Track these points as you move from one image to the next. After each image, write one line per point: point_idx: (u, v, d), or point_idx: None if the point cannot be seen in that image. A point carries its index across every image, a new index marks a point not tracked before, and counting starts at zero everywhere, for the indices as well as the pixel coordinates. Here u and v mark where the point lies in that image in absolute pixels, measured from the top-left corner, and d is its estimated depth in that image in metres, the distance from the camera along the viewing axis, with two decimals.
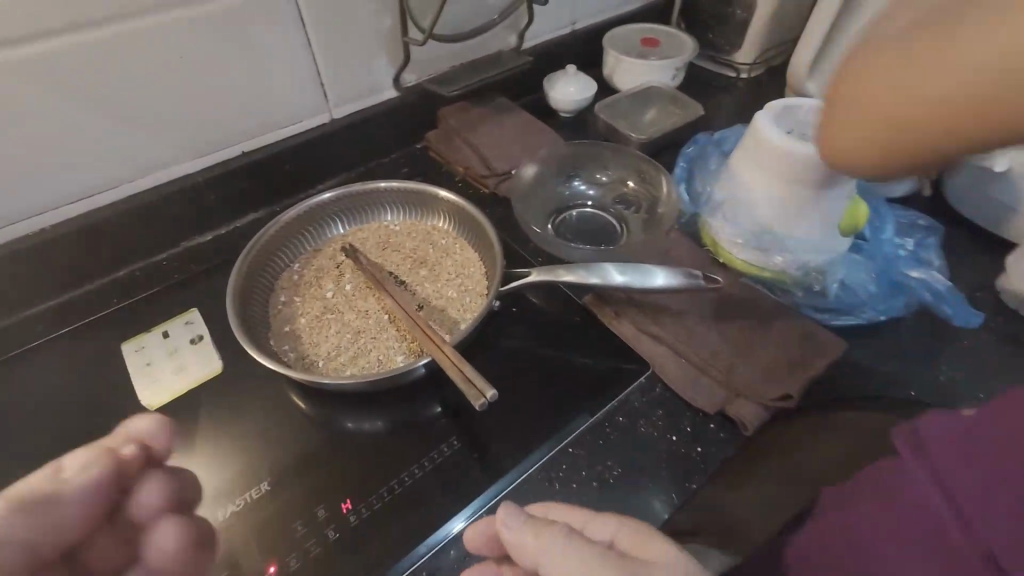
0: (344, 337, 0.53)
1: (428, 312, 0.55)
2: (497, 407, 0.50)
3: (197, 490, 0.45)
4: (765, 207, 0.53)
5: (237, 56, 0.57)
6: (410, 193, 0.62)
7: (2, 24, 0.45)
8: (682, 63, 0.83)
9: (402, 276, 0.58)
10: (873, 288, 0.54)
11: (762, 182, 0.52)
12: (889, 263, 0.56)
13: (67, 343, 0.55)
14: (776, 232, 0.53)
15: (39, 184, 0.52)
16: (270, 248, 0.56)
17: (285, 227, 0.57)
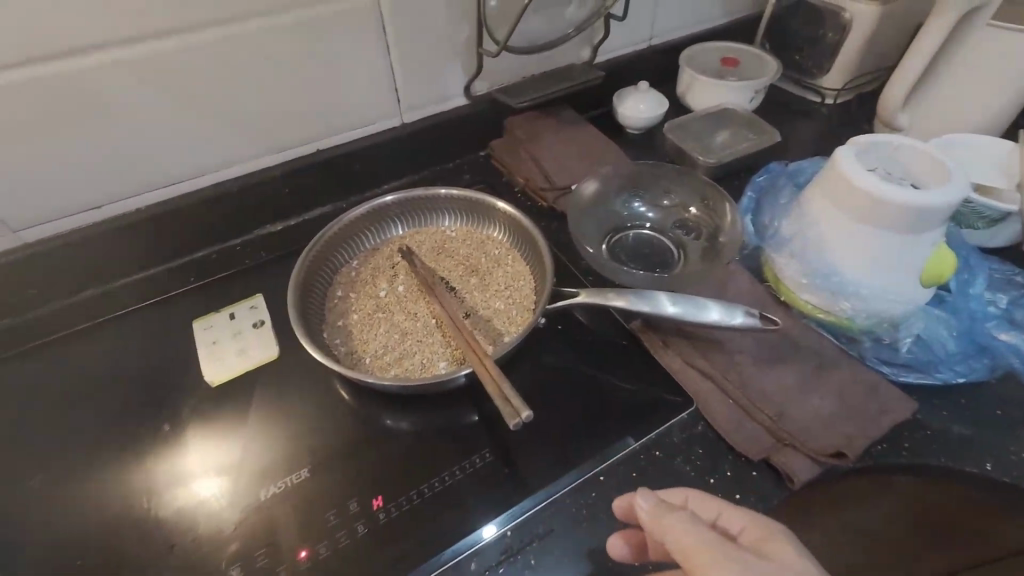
0: (391, 336, 0.54)
1: (473, 321, 0.55)
2: (532, 425, 0.50)
3: (243, 467, 0.47)
4: (837, 248, 0.49)
5: (320, 61, 0.61)
6: (468, 202, 0.63)
7: (125, 25, 0.50)
8: (762, 86, 0.79)
9: (452, 283, 0.59)
10: (953, 346, 0.49)
11: (837, 222, 0.49)
12: (975, 319, 0.51)
13: (149, 312, 0.61)
14: (847, 276, 0.50)
15: (139, 166, 0.58)
16: (332, 245, 0.59)
17: (347, 226, 0.60)
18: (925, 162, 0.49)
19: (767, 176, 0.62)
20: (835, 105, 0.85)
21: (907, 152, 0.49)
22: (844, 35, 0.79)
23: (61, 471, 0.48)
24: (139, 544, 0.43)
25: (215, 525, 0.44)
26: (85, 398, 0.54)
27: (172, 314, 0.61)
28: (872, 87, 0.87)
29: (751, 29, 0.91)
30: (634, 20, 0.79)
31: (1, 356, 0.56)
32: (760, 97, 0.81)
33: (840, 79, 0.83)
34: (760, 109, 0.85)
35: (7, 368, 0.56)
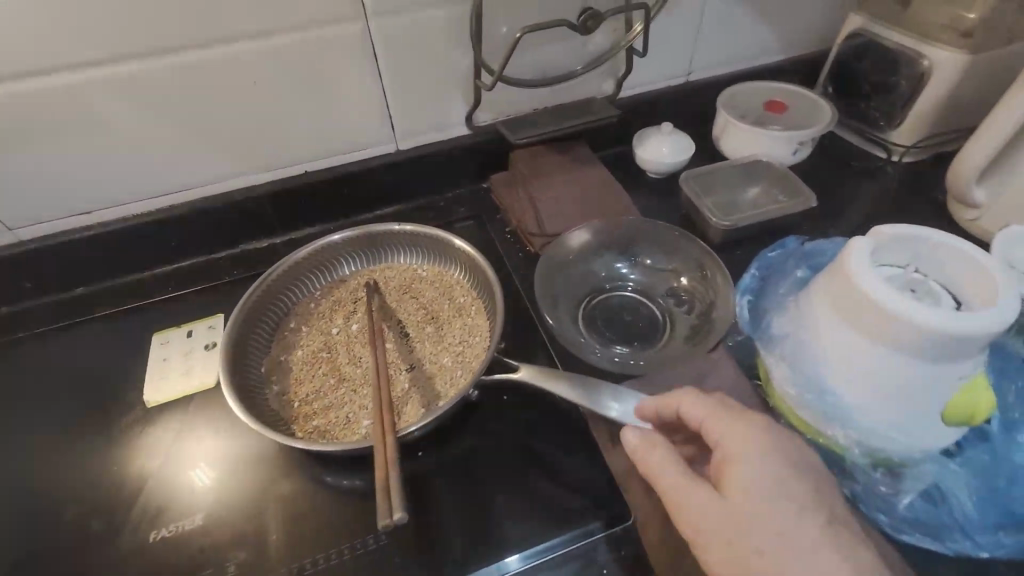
0: (328, 381, 0.52)
1: (415, 377, 0.51)
2: (444, 509, 0.45)
3: (149, 502, 0.47)
4: (835, 363, 0.40)
5: (310, 86, 0.59)
6: (442, 242, 0.59)
7: (102, 45, 0.49)
8: (810, 137, 0.69)
9: (407, 329, 0.56)
10: (974, 510, 0.38)
11: (840, 333, 0.40)
12: (1014, 479, 0.39)
13: (120, 318, 0.61)
14: (844, 398, 0.40)
15: (122, 181, 0.58)
16: (293, 275, 0.57)
17: (312, 257, 0.58)
18: (969, 269, 0.38)
19: (780, 252, 0.53)
20: (903, 163, 0.73)
21: (948, 253, 0.39)
22: (921, 85, 0.66)
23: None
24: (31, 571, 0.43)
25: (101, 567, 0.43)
26: (38, 399, 0.55)
27: (139, 323, 0.61)
28: (954, 146, 0.73)
29: (813, 67, 0.80)
30: (669, 52, 0.71)
31: None
32: (808, 149, 0.71)
33: (911, 135, 0.70)
34: (808, 161, 0.74)
35: None
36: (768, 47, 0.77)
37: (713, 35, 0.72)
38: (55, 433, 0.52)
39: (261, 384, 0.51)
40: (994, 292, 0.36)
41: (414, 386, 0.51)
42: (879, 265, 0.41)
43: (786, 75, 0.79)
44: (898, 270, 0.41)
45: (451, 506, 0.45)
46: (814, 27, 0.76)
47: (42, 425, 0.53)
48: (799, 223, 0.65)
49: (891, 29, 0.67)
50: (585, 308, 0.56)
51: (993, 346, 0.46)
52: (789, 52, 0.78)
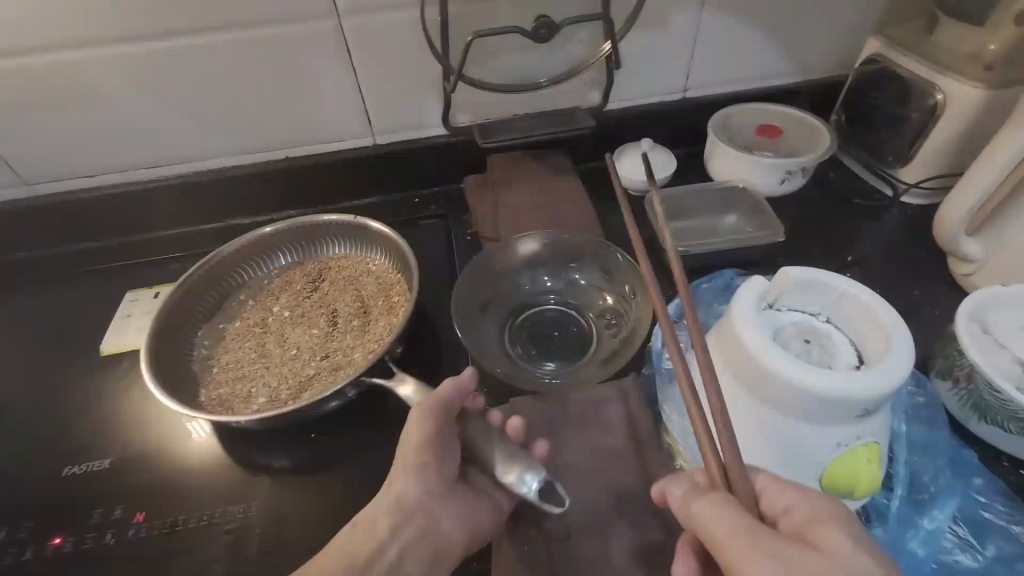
0: (249, 355, 0.55)
1: (328, 364, 0.53)
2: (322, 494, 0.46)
3: (75, 441, 0.52)
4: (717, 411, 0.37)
5: (287, 76, 0.62)
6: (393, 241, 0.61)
7: (104, 28, 0.56)
8: (799, 165, 0.64)
9: (339, 317, 0.57)
10: None
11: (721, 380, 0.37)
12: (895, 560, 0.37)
13: (108, 276, 0.68)
14: None
15: (120, 152, 0.65)
16: (247, 253, 0.61)
17: (267, 238, 0.61)
18: (870, 325, 0.35)
19: (710, 283, 0.49)
20: (911, 205, 0.66)
21: (855, 305, 0.36)
22: (932, 119, 0.59)
23: None
24: None
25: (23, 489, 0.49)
26: (25, 338, 0.62)
27: (122, 282, 0.67)
28: None
29: (829, 92, 0.73)
30: (659, 67, 0.68)
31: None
32: (799, 179, 0.65)
33: (921, 173, 0.63)
34: (803, 192, 0.69)
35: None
36: (776, 68, 0.71)
37: (710, 52, 0.68)
38: (30, 368, 0.59)
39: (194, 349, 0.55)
40: (888, 354, 0.32)
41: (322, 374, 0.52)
42: (783, 309, 0.37)
43: (797, 99, 0.74)
44: (803, 317, 0.37)
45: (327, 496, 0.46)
46: (831, 49, 0.70)
47: (22, 360, 0.60)
48: (770, 257, 0.60)
49: (906, 55, 0.61)
50: (514, 318, 0.55)
51: (919, 415, 0.42)
52: (801, 75, 0.72)
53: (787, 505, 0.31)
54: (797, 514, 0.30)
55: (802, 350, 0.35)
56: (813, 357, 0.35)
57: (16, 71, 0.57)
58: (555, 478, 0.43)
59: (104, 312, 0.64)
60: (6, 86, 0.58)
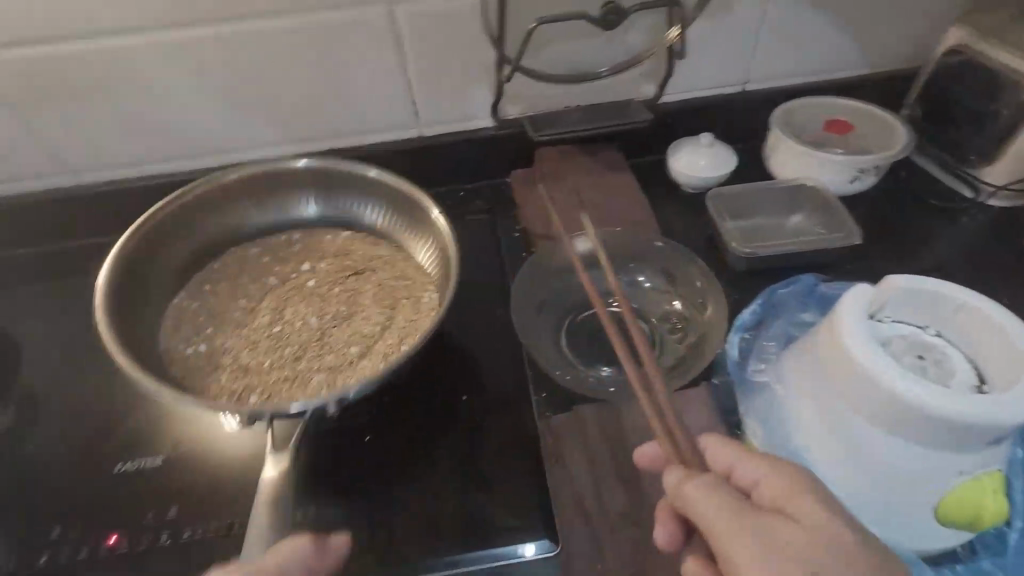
0: (279, 318, 0.53)
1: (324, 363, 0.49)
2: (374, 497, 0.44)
3: (126, 436, 0.51)
4: (812, 423, 0.35)
5: (337, 65, 0.60)
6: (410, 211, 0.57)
7: (157, 14, 0.54)
8: (873, 164, 0.60)
9: (347, 304, 0.54)
10: None
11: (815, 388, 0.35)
12: None
13: None
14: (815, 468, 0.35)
15: (166, 142, 0.64)
16: (247, 199, 0.59)
17: (270, 188, 0.59)
18: (991, 336, 0.32)
19: (790, 288, 0.46)
20: (992, 206, 0.62)
21: (973, 321, 0.33)
22: None
23: (29, 387, 0.57)
24: (29, 475, 0.50)
25: (77, 484, 0.48)
26: (73, 329, 0.62)
27: None
28: None
29: (901, 86, 0.69)
30: (723, 57, 0.65)
31: (40, 274, 0.67)
32: (870, 178, 0.62)
33: (1007, 173, 0.59)
34: (873, 191, 0.65)
35: (38, 286, 0.66)
36: (846, 60, 0.67)
37: (777, 42, 0.64)
38: (79, 360, 0.59)
39: (175, 311, 0.54)
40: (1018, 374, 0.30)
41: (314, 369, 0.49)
42: (887, 320, 0.35)
43: (866, 93, 0.69)
44: (910, 330, 0.34)
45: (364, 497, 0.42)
46: (907, 39, 0.66)
47: (71, 352, 0.60)
48: (840, 262, 0.57)
49: (998, 47, 0.56)
50: (573, 321, 0.53)
51: None
52: (872, 66, 0.68)
53: (762, 479, 0.32)
54: (768, 490, 0.32)
55: (915, 366, 0.32)
56: (929, 374, 0.32)
57: (65, 57, 0.56)
58: (621, 489, 0.41)
59: None
60: (55, 71, 0.57)
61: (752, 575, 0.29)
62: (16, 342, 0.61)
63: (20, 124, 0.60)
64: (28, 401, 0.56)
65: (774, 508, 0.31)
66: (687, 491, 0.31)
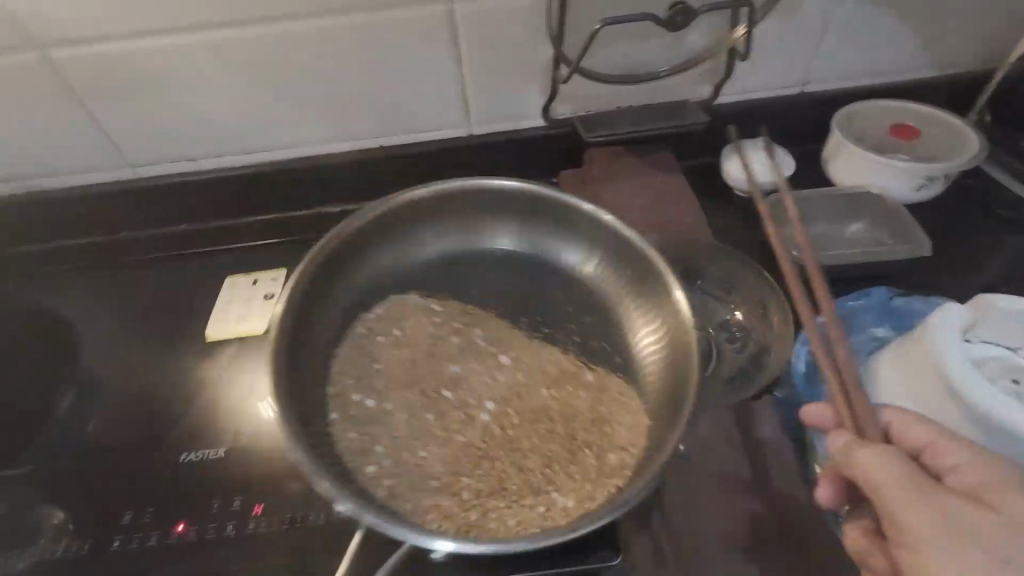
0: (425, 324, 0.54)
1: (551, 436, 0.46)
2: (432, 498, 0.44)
3: (189, 426, 0.53)
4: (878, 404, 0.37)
5: (395, 62, 0.60)
6: (574, 227, 0.57)
7: (223, 11, 0.55)
8: (943, 172, 0.58)
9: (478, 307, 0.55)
10: None
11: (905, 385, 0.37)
12: None
13: (204, 259, 0.69)
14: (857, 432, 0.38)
15: (225, 136, 0.65)
16: (402, 229, 0.58)
17: (419, 210, 0.57)
18: None
19: (861, 300, 0.45)
20: None
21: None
22: None
23: (94, 373, 0.59)
24: (98, 460, 0.52)
25: (146, 471, 0.50)
26: (133, 318, 0.64)
27: (220, 266, 0.68)
28: None
29: (971, 88, 0.66)
30: (784, 57, 0.63)
31: (99, 263, 0.69)
32: (938, 186, 0.59)
33: None
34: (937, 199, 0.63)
35: (99, 275, 0.68)
36: (913, 61, 0.64)
37: (842, 42, 0.62)
38: (140, 348, 0.61)
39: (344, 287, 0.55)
40: None
41: (521, 436, 0.46)
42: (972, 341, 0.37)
43: (933, 95, 0.67)
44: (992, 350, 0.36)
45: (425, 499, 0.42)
46: (981, 40, 0.63)
47: (132, 341, 0.62)
48: (904, 273, 0.55)
49: None
50: (638, 339, 0.52)
51: None
52: (941, 68, 0.65)
53: (956, 461, 0.34)
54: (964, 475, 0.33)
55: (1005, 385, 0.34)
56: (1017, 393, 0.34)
57: (131, 54, 0.57)
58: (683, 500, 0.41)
59: (205, 296, 0.65)
60: (123, 69, 0.58)
61: (925, 538, 0.30)
62: (79, 332, 0.64)
63: (86, 119, 0.62)
64: (94, 387, 0.58)
65: (969, 494, 0.32)
66: (866, 454, 0.33)
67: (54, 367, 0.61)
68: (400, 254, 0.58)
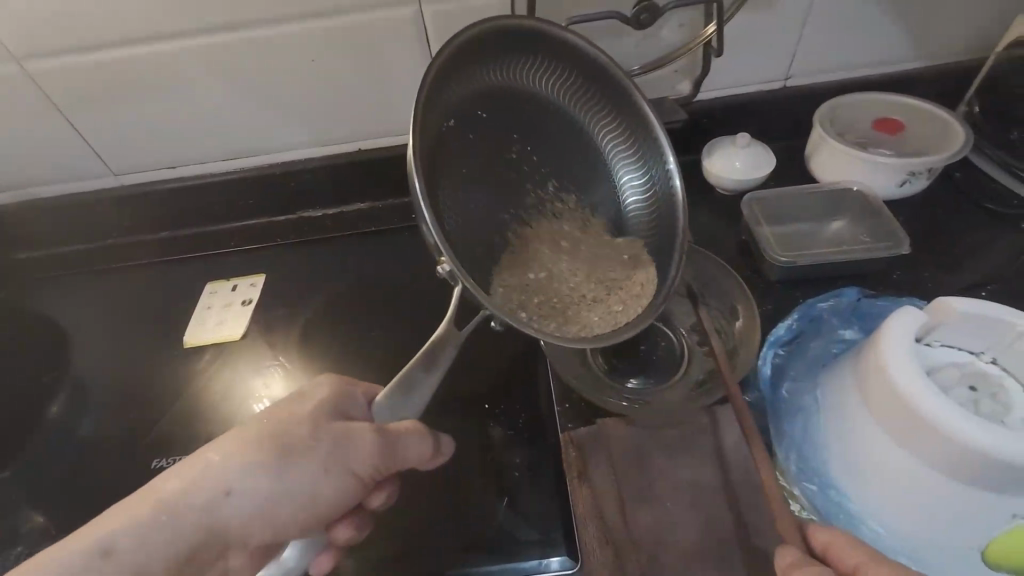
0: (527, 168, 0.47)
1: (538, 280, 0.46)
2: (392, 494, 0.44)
3: (164, 431, 0.54)
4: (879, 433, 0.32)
5: (364, 67, 0.59)
6: (644, 154, 0.50)
7: (188, 21, 0.54)
8: (926, 167, 0.56)
9: (518, 194, 0.47)
10: None
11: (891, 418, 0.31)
12: None
13: (186, 265, 0.69)
14: (855, 480, 0.33)
15: (199, 144, 0.64)
16: (512, 54, 0.46)
17: (511, 73, 0.47)
18: None
19: (832, 302, 0.44)
20: None
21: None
22: None
23: (76, 380, 0.60)
24: (75, 464, 0.53)
25: (121, 476, 0.52)
26: (115, 324, 0.65)
27: (200, 272, 0.68)
28: None
29: (959, 78, 0.64)
30: (765, 51, 0.61)
31: (85, 270, 0.70)
32: (922, 181, 0.58)
33: None
34: (925, 195, 0.61)
35: (84, 282, 0.69)
36: (900, 52, 0.62)
37: (825, 35, 0.60)
38: (120, 355, 0.62)
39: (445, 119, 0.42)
40: None
41: (565, 312, 0.45)
42: (938, 345, 0.32)
43: (923, 86, 0.64)
44: (962, 354, 0.32)
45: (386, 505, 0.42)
46: (969, 28, 0.61)
47: (112, 347, 0.63)
48: (885, 273, 0.54)
49: None
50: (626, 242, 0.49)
51: None
52: (930, 58, 0.63)
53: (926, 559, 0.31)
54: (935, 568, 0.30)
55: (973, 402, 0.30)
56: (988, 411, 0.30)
57: (102, 66, 0.57)
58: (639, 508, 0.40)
59: (184, 302, 0.66)
60: (97, 79, 0.58)
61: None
62: (65, 340, 0.64)
63: (65, 129, 0.62)
64: (74, 393, 0.59)
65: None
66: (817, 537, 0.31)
67: (40, 375, 0.62)
68: (507, 76, 0.46)
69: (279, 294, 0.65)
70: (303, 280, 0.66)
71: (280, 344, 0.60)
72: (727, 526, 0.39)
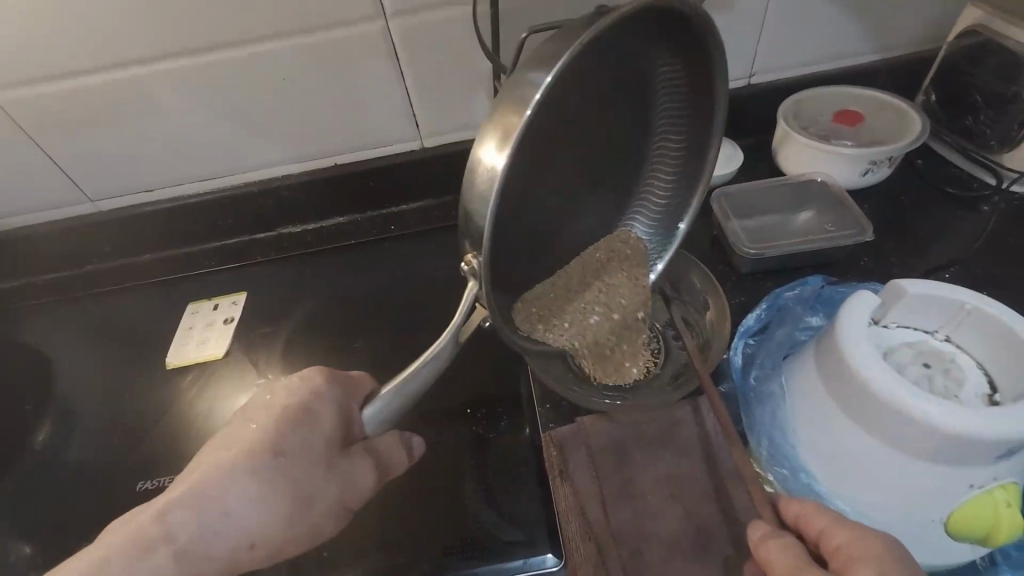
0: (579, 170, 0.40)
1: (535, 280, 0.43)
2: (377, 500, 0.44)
3: (150, 453, 0.54)
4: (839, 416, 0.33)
5: (334, 84, 0.59)
6: (676, 201, 0.47)
7: (157, 45, 0.55)
8: (886, 155, 0.58)
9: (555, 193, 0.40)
10: None
11: (850, 400, 0.32)
12: None
13: (167, 287, 0.69)
14: (821, 463, 0.34)
15: (175, 166, 0.65)
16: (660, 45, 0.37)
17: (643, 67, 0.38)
18: (990, 329, 0.31)
19: (797, 291, 0.46)
20: (1017, 192, 0.59)
21: (978, 317, 0.32)
22: None
23: (59, 407, 0.60)
24: (60, 491, 0.53)
25: (107, 500, 0.52)
26: (97, 349, 0.65)
27: (182, 292, 0.69)
28: None
29: (915, 68, 0.66)
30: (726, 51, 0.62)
31: (65, 296, 0.70)
32: (884, 169, 0.59)
33: None
34: (888, 183, 0.62)
35: (65, 309, 0.69)
36: (858, 46, 0.64)
37: (783, 33, 0.62)
38: (102, 379, 0.62)
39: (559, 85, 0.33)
40: None
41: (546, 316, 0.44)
42: (892, 326, 0.34)
43: (882, 78, 0.66)
44: (916, 335, 0.34)
45: (373, 513, 0.43)
46: (922, 20, 0.63)
47: (95, 372, 0.63)
48: (852, 260, 0.55)
49: (1018, 25, 0.53)
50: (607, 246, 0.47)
51: None
52: (886, 51, 0.65)
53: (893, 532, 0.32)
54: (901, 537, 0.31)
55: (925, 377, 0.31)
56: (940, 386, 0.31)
57: (73, 93, 0.57)
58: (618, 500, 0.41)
59: (167, 323, 0.66)
60: (69, 105, 0.58)
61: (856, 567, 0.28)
62: (47, 367, 0.64)
63: (39, 157, 0.62)
64: (57, 420, 0.59)
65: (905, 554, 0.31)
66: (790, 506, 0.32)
67: (22, 404, 0.61)
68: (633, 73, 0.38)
69: (261, 311, 0.65)
70: (284, 297, 0.66)
71: (263, 361, 0.60)
72: (705, 514, 0.40)
